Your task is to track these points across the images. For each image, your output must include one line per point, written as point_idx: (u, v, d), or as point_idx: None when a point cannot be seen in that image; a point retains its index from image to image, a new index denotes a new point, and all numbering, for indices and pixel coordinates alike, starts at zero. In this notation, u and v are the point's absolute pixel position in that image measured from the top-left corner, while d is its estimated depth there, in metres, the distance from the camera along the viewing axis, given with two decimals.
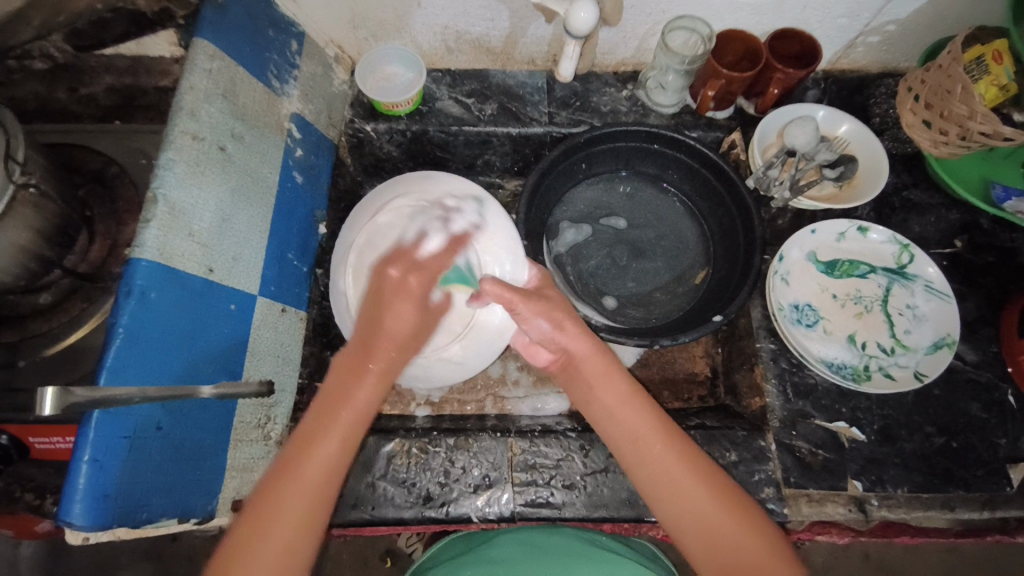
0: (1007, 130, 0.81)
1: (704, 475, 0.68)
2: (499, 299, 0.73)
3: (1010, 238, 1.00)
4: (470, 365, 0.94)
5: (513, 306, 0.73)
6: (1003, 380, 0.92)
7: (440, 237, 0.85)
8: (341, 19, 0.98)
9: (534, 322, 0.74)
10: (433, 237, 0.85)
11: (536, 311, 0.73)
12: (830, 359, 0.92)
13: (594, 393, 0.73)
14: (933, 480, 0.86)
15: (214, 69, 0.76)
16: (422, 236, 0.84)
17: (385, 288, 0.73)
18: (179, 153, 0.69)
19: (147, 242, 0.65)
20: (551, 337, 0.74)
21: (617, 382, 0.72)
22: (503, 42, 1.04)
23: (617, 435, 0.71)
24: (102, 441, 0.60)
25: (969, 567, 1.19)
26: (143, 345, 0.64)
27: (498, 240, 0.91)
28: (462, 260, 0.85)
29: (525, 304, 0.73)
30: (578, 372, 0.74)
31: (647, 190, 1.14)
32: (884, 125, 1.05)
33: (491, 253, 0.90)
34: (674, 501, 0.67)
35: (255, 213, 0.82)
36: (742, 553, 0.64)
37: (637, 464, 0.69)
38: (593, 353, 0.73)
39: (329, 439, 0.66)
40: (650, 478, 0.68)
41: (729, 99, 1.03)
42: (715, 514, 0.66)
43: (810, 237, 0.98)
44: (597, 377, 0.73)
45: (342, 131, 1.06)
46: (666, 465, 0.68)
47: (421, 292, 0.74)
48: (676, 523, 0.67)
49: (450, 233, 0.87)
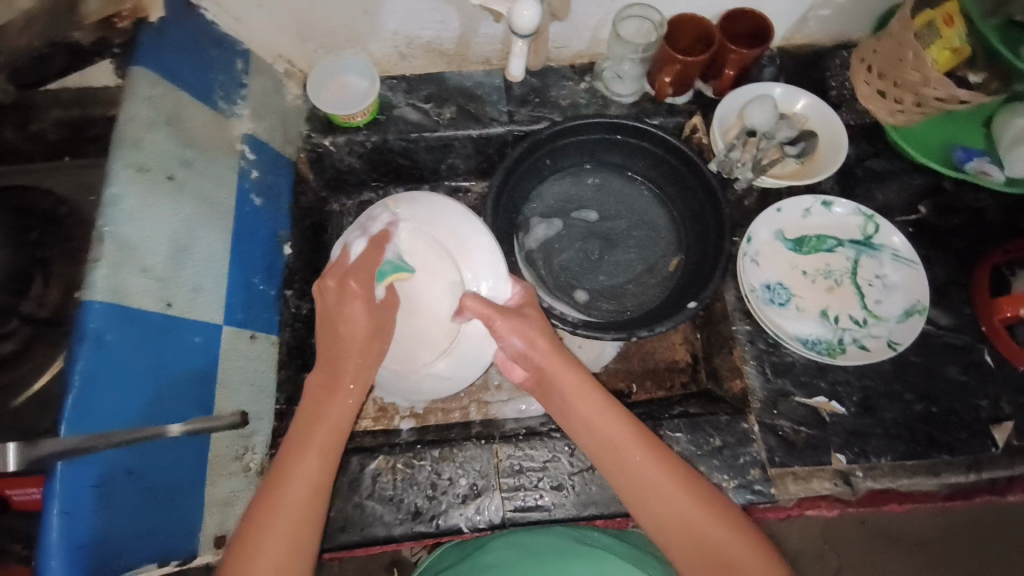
0: (963, 93, 0.82)
1: (683, 475, 0.68)
2: (479, 315, 0.77)
3: (975, 199, 1.01)
4: (457, 381, 0.91)
5: (491, 321, 0.76)
6: (979, 341, 0.93)
7: (362, 240, 0.82)
8: (287, 32, 0.95)
9: (509, 340, 0.76)
10: (354, 243, 0.82)
11: (507, 327, 0.76)
12: (805, 336, 0.93)
13: (570, 405, 0.73)
14: (916, 447, 0.88)
15: (156, 96, 0.74)
16: (345, 247, 0.81)
17: (333, 302, 0.73)
18: (124, 187, 0.68)
19: (98, 283, 0.64)
20: (525, 354, 0.76)
21: (590, 391, 0.72)
22: (456, 43, 1.02)
23: (597, 444, 0.71)
24: (69, 491, 0.59)
25: (966, 523, 1.20)
26: (103, 389, 0.63)
27: (480, 259, 0.86)
28: (390, 253, 0.83)
29: (502, 318, 0.76)
30: (554, 382, 0.74)
31: (614, 181, 1.13)
32: (843, 98, 1.05)
33: (473, 270, 0.86)
34: (656, 502, 0.66)
35: (214, 240, 0.80)
36: (730, 548, 0.63)
37: (616, 468, 0.69)
38: (564, 366, 0.74)
39: (305, 468, 0.66)
40: (633, 485, 0.68)
41: (687, 83, 1.02)
42: (700, 513, 0.65)
43: (777, 216, 0.98)
44: (573, 393, 0.73)
45: (300, 148, 1.03)
46: (645, 466, 0.68)
47: (365, 294, 0.75)
48: (661, 524, 0.66)
49: (370, 234, 0.83)
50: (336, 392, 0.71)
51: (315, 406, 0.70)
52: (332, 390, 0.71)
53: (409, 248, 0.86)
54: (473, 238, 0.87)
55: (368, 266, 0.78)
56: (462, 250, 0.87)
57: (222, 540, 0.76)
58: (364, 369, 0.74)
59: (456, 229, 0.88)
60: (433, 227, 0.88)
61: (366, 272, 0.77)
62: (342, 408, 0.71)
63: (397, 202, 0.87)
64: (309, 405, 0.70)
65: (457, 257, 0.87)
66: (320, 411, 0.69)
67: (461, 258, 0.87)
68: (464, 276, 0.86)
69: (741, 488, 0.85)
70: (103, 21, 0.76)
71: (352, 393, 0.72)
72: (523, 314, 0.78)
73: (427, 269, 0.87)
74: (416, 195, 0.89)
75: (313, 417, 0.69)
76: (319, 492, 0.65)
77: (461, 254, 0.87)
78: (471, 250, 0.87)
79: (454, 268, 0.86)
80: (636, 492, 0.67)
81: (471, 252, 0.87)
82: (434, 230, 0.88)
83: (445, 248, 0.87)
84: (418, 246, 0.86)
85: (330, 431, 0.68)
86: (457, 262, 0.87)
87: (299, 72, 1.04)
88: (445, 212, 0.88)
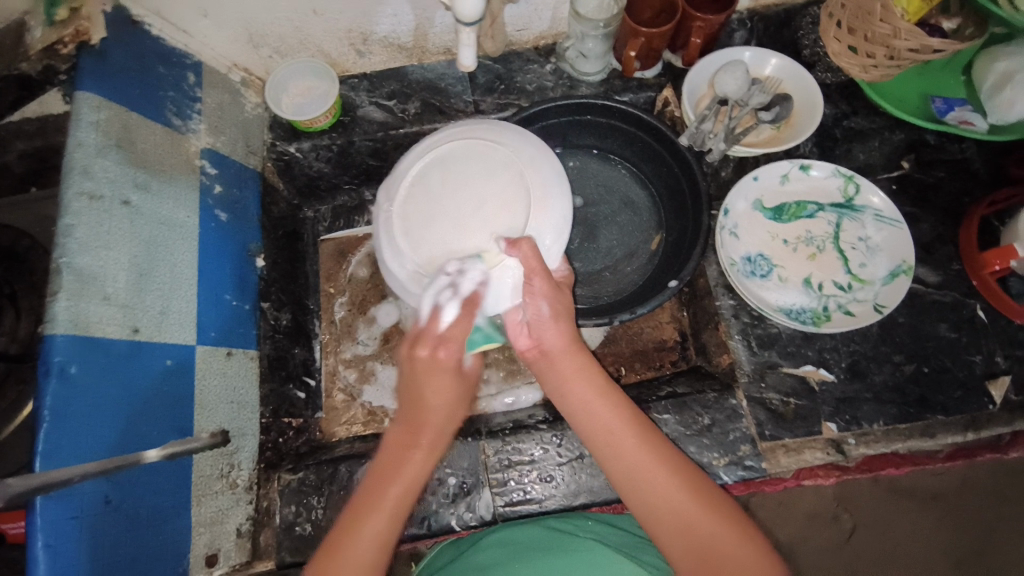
0: (934, 41, 0.78)
1: (676, 467, 0.65)
2: (524, 262, 0.70)
3: (959, 149, 0.98)
4: None
5: (528, 276, 0.70)
6: (970, 296, 0.91)
7: (456, 303, 0.67)
8: (239, 41, 0.93)
9: (535, 303, 0.71)
10: (446, 306, 0.67)
11: (545, 290, 0.71)
12: (788, 306, 0.91)
13: (567, 386, 0.71)
14: (909, 409, 0.86)
15: (103, 119, 0.72)
16: (434, 309, 0.67)
17: (420, 366, 0.65)
18: (77, 216, 0.67)
19: (58, 316, 0.63)
20: (541, 323, 0.72)
21: (591, 376, 0.71)
22: (413, 37, 1.00)
23: (590, 430, 0.68)
24: (51, 525, 0.59)
25: (985, 473, 1.16)
26: (75, 422, 0.62)
27: (552, 221, 0.75)
28: (483, 319, 0.70)
29: (542, 279, 0.70)
30: (553, 365, 0.71)
31: (589, 163, 1.10)
32: (816, 56, 1.02)
33: (538, 223, 0.74)
34: (645, 493, 0.64)
35: (177, 261, 0.79)
36: (720, 544, 0.60)
37: (608, 456, 0.67)
38: (569, 350, 0.71)
39: (374, 520, 0.62)
40: (623, 474, 0.65)
41: (654, 55, 0.99)
42: (693, 508, 0.63)
43: (753, 184, 0.96)
44: (570, 375, 0.71)
45: (265, 157, 1.02)
46: (642, 457, 0.65)
47: (457, 366, 0.66)
48: (654, 516, 0.63)
49: (460, 296, 0.68)
50: (412, 456, 0.64)
51: (392, 466, 0.64)
52: (410, 452, 0.64)
53: (494, 170, 0.76)
54: (556, 197, 0.76)
55: (460, 334, 0.67)
56: (540, 199, 0.75)
57: (213, 558, 0.78)
58: (443, 435, 0.66)
59: (547, 180, 0.77)
60: (526, 165, 0.77)
61: (458, 345, 0.66)
62: (416, 476, 0.64)
63: (501, 130, 0.79)
64: (385, 461, 0.65)
65: (532, 201, 0.75)
66: (395, 474, 0.63)
67: (535, 205, 0.75)
68: (528, 224, 0.74)
69: (731, 465, 0.84)
70: (47, 49, 0.71)
71: (426, 462, 0.65)
72: (560, 288, 0.73)
73: (501, 195, 0.75)
74: (522, 133, 0.80)
75: (387, 481, 0.63)
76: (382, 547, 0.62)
77: (537, 200, 0.75)
78: (549, 206, 0.75)
79: (523, 210, 0.74)
80: (631, 483, 0.65)
81: (547, 206, 0.75)
82: (525, 166, 0.77)
83: (526, 184, 0.76)
84: (505, 171, 0.76)
85: (397, 502, 0.63)
86: (529, 207, 0.75)
87: (257, 80, 1.02)
88: (544, 157, 0.78)
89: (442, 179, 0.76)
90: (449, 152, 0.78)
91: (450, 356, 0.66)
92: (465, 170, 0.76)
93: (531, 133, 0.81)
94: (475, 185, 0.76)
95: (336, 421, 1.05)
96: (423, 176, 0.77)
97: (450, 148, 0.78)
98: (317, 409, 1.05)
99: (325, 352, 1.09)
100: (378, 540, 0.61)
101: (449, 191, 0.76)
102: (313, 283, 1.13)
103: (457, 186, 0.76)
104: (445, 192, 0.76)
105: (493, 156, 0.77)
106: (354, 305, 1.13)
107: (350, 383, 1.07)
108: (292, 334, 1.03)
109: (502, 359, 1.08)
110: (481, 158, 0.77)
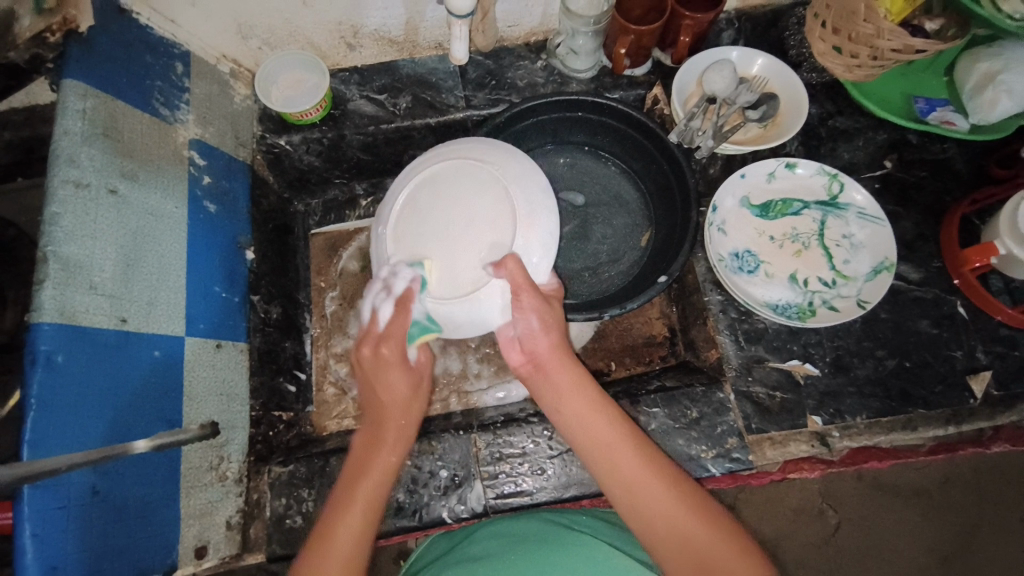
0: (917, 41, 0.80)
1: (670, 476, 0.65)
2: (510, 281, 0.71)
3: (941, 148, 1.00)
4: (459, 333, 0.77)
5: (518, 290, 0.71)
6: (950, 293, 0.93)
7: (388, 303, 0.71)
8: (227, 31, 0.93)
9: (525, 318, 0.71)
10: (382, 306, 0.72)
11: (534, 304, 0.71)
12: (774, 302, 0.92)
13: (561, 401, 0.69)
14: (890, 403, 0.88)
15: (89, 108, 0.72)
16: (372, 312, 0.71)
17: (369, 366, 0.69)
18: (64, 204, 0.66)
19: (45, 304, 0.62)
20: (535, 335, 0.71)
21: (584, 388, 0.70)
22: (404, 30, 1.00)
23: (584, 445, 0.67)
24: (38, 514, 0.58)
25: (966, 468, 1.19)
26: (61, 412, 0.61)
27: (538, 237, 0.75)
28: (418, 312, 0.74)
29: (531, 293, 0.71)
30: (550, 378, 0.70)
31: (581, 159, 1.11)
32: (802, 57, 1.03)
33: (525, 240, 0.75)
34: (641, 504, 0.63)
35: (164, 251, 0.78)
36: (715, 553, 0.60)
37: (601, 468, 0.66)
38: (563, 361, 0.70)
39: (352, 511, 0.62)
40: (617, 484, 0.65)
41: (643, 53, 1.00)
42: (688, 518, 0.62)
43: (741, 182, 0.98)
44: (565, 386, 0.69)
45: (255, 150, 1.02)
46: (634, 470, 0.64)
47: (401, 359, 0.70)
48: (649, 529, 0.63)
49: (393, 295, 0.72)
50: (378, 450, 0.66)
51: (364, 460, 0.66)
52: (376, 445, 0.66)
53: (481, 188, 0.76)
54: (542, 214, 0.76)
55: (399, 330, 0.71)
56: (525, 216, 0.75)
57: (202, 551, 0.78)
58: (405, 426, 0.68)
59: (532, 198, 0.77)
60: (511, 183, 0.77)
61: (400, 341, 0.70)
62: (385, 466, 0.65)
63: (489, 148, 0.80)
64: (355, 461, 0.67)
65: (518, 218, 0.75)
66: (365, 467, 0.65)
67: (522, 223, 0.75)
68: (515, 240, 0.74)
69: (719, 458, 0.85)
70: (35, 37, 0.70)
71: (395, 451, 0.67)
72: (550, 301, 0.73)
73: (488, 212, 0.75)
74: (508, 149, 0.80)
75: (359, 473, 0.65)
76: (364, 537, 0.62)
77: (523, 217, 0.75)
78: (534, 223, 0.76)
79: (509, 228, 0.75)
80: (625, 495, 0.64)
81: (533, 223, 0.76)
82: (511, 183, 0.77)
83: (513, 200, 0.76)
84: (492, 189, 0.76)
85: (372, 489, 0.64)
86: (515, 224, 0.75)
87: (247, 72, 1.01)
88: (530, 175, 0.78)
89: (432, 201, 0.77)
90: (439, 173, 0.78)
91: (394, 351, 0.69)
92: (454, 189, 0.77)
93: (516, 150, 0.81)
94: (462, 204, 0.76)
95: (327, 416, 1.05)
96: (414, 198, 0.78)
97: (440, 169, 0.78)
98: (308, 403, 1.05)
99: (316, 347, 1.10)
100: (360, 528, 0.62)
101: (437, 212, 0.76)
102: (305, 277, 1.13)
103: (445, 204, 0.76)
104: (433, 213, 0.76)
105: (479, 175, 0.77)
106: (345, 299, 1.13)
107: (340, 377, 1.08)
108: (282, 328, 1.03)
109: (493, 354, 1.09)
110: (469, 176, 0.77)
